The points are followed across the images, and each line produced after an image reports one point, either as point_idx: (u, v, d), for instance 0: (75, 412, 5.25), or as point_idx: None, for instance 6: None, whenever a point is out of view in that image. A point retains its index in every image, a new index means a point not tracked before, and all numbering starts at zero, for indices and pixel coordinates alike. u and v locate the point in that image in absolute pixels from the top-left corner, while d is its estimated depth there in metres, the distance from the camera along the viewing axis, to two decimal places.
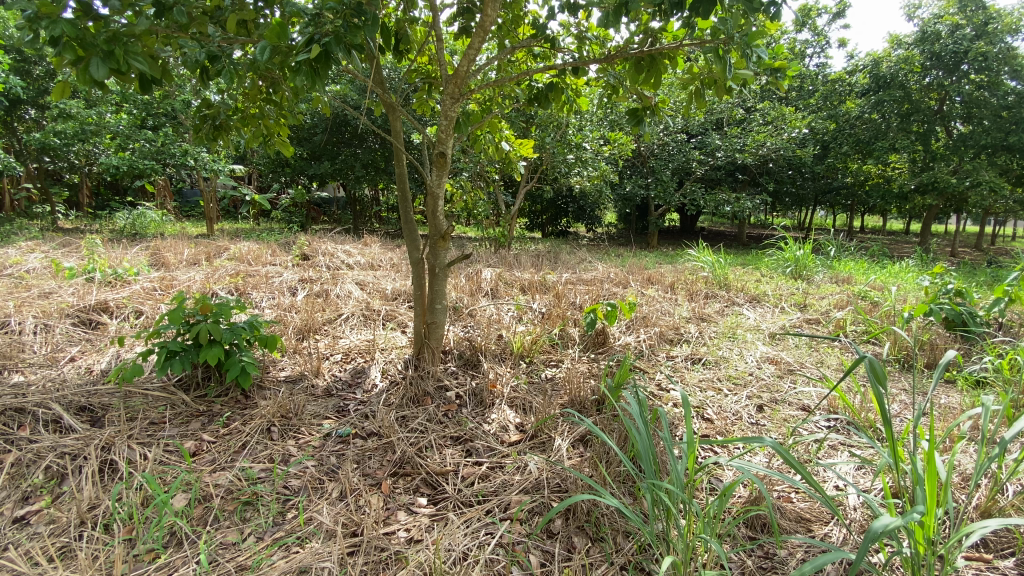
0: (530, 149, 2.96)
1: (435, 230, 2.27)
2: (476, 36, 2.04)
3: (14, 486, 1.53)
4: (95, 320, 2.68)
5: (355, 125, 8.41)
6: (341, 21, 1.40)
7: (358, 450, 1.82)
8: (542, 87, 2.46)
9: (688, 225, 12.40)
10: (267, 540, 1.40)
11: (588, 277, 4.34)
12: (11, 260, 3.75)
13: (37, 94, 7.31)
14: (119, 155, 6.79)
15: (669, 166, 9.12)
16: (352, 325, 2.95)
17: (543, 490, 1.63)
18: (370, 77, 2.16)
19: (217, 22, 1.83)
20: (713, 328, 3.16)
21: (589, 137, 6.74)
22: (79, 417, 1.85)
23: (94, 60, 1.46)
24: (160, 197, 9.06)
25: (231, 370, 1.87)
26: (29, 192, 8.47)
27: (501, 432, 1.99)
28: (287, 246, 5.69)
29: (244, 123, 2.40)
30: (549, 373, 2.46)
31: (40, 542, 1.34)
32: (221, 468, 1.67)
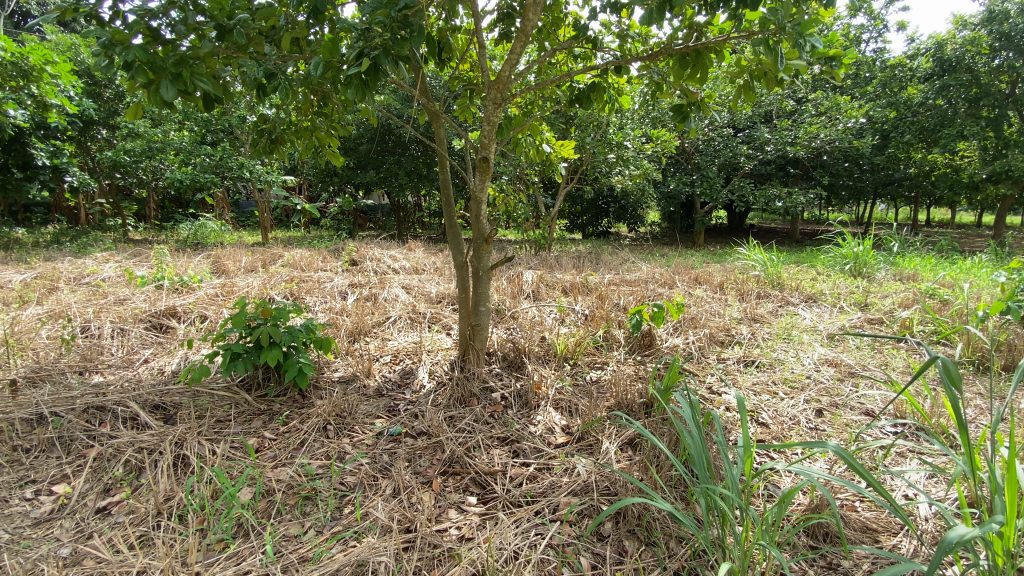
0: (571, 149, 2.95)
1: (479, 233, 2.29)
2: (517, 40, 2.05)
3: (99, 478, 1.66)
4: (165, 324, 2.87)
5: (399, 133, 8.62)
6: (389, 34, 1.45)
7: (409, 449, 1.86)
8: (584, 88, 2.45)
9: (736, 223, 11.97)
10: (326, 534, 1.46)
11: (632, 278, 4.27)
12: (90, 270, 4.07)
13: (110, 116, 7.92)
14: (182, 170, 7.22)
15: (715, 162, 8.86)
16: (399, 328, 3.03)
17: (592, 492, 1.62)
18: (415, 86, 2.22)
19: (272, 40, 1.93)
20: (766, 330, 3.05)
21: (630, 135, 6.63)
22: (153, 414, 1.99)
23: (164, 82, 1.58)
24: (219, 208, 9.61)
25: (289, 371, 1.97)
26: (103, 206, 9.16)
27: (548, 433, 1.99)
28: (336, 252, 5.90)
29: (298, 135, 2.51)
30: (594, 375, 2.44)
31: (122, 530, 1.45)
32: (282, 463, 1.76)
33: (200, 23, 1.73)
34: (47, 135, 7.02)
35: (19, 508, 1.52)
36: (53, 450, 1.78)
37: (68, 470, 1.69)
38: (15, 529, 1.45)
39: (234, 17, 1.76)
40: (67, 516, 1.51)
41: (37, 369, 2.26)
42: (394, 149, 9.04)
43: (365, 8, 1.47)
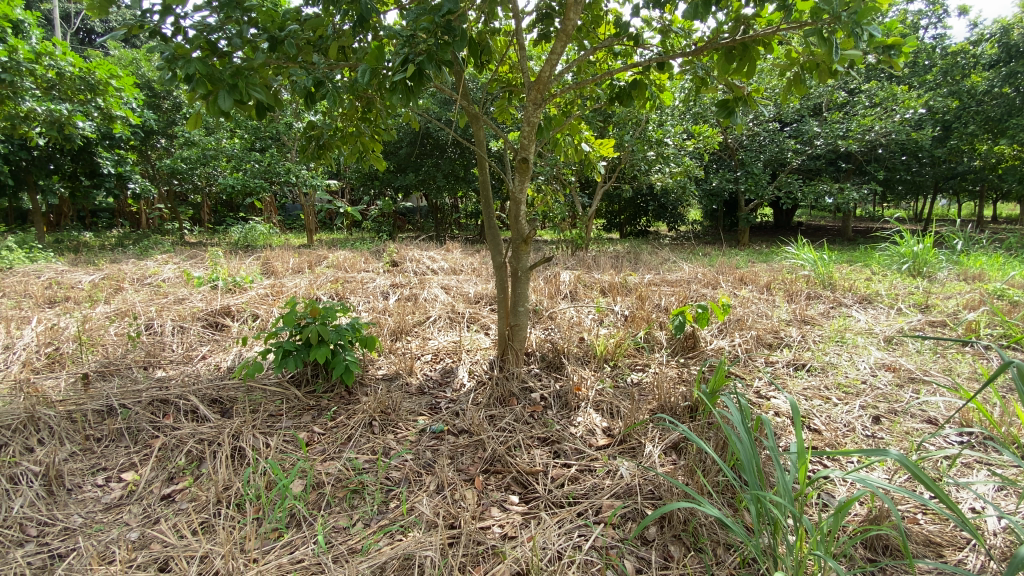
0: (610, 148, 2.92)
1: (518, 234, 2.29)
2: (558, 40, 2.05)
3: (163, 467, 1.76)
4: (221, 322, 3.03)
5: (437, 136, 8.76)
6: (433, 40, 1.48)
7: (451, 446, 1.90)
8: (625, 86, 2.42)
9: (782, 221, 11.50)
10: (374, 527, 1.50)
11: (674, 278, 4.18)
12: (152, 271, 4.33)
13: (168, 126, 8.39)
14: (234, 176, 7.57)
15: (761, 158, 8.56)
16: (439, 327, 3.09)
17: (636, 496, 1.60)
18: (455, 90, 2.25)
19: (320, 49, 2.01)
20: (817, 332, 2.92)
21: (670, 132, 6.49)
22: (212, 408, 2.10)
23: (222, 93, 1.66)
24: (267, 212, 10.03)
25: (336, 368, 2.04)
26: (162, 211, 9.72)
27: (589, 435, 1.97)
28: (377, 253, 6.05)
29: (343, 141, 2.60)
30: (635, 377, 2.41)
31: (186, 517, 1.53)
32: (330, 457, 1.82)
33: (253, 36, 1.81)
34: (112, 145, 7.51)
35: (93, 494, 1.64)
36: (122, 439, 1.90)
37: (136, 458, 1.80)
38: (90, 513, 1.56)
39: (284, 31, 1.84)
40: (135, 502, 1.61)
41: (107, 364, 2.42)
42: (432, 152, 9.18)
43: (408, 16, 1.51)
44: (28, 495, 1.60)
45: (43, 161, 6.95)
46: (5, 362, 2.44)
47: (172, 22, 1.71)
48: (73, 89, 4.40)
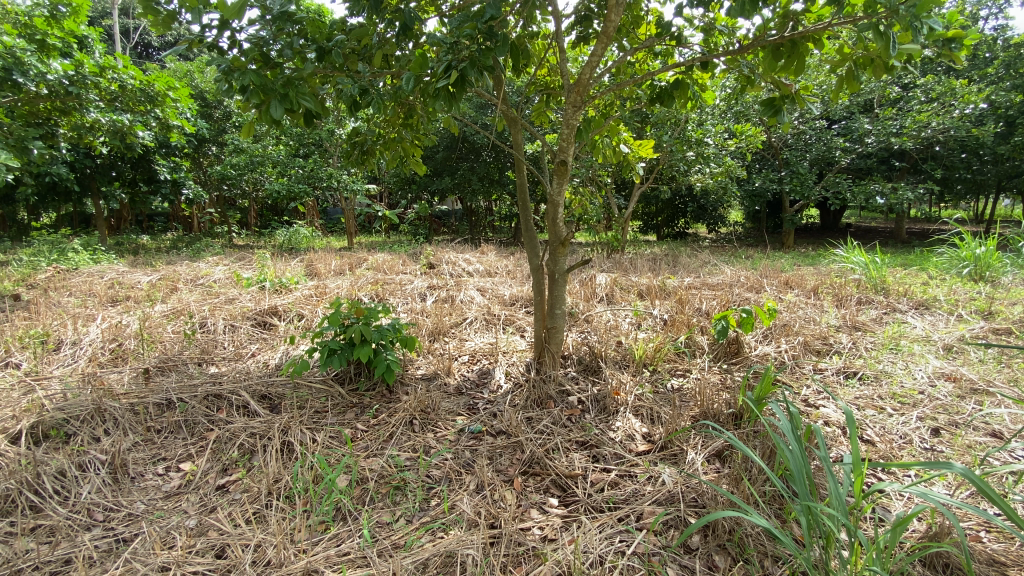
0: (650, 149, 2.88)
1: (555, 237, 2.29)
2: (599, 41, 2.03)
3: (218, 458, 1.85)
4: (269, 321, 3.15)
5: (473, 139, 8.85)
6: (476, 46, 1.50)
7: (489, 447, 1.91)
8: (666, 86, 2.37)
9: (829, 222, 11.06)
10: (416, 524, 1.53)
11: (714, 281, 4.07)
12: (204, 272, 4.55)
13: (219, 134, 8.82)
14: (279, 181, 7.88)
15: (807, 157, 8.24)
16: (476, 329, 3.12)
17: (678, 503, 1.57)
18: (495, 95, 2.28)
19: (365, 57, 2.07)
20: (869, 339, 2.79)
21: (710, 132, 6.34)
22: (261, 403, 2.19)
23: (274, 102, 1.74)
24: (310, 215, 10.38)
25: (378, 367, 2.10)
26: (212, 215, 10.20)
27: (628, 441, 1.95)
28: (415, 255, 6.16)
29: (386, 147, 2.67)
30: (675, 383, 2.36)
31: (239, 507, 1.60)
32: (373, 454, 1.87)
33: (303, 47, 1.89)
34: (168, 153, 7.93)
35: (153, 482, 1.74)
36: (180, 431, 2.01)
37: (193, 450, 1.90)
38: (151, 500, 1.65)
39: (332, 41, 1.91)
40: (193, 491, 1.69)
41: (165, 359, 2.56)
42: (467, 155, 9.28)
43: (452, 23, 1.55)
44: (95, 482, 1.71)
45: (106, 168, 7.43)
46: (75, 356, 2.62)
47: (228, 36, 1.80)
48: (135, 100, 4.68)
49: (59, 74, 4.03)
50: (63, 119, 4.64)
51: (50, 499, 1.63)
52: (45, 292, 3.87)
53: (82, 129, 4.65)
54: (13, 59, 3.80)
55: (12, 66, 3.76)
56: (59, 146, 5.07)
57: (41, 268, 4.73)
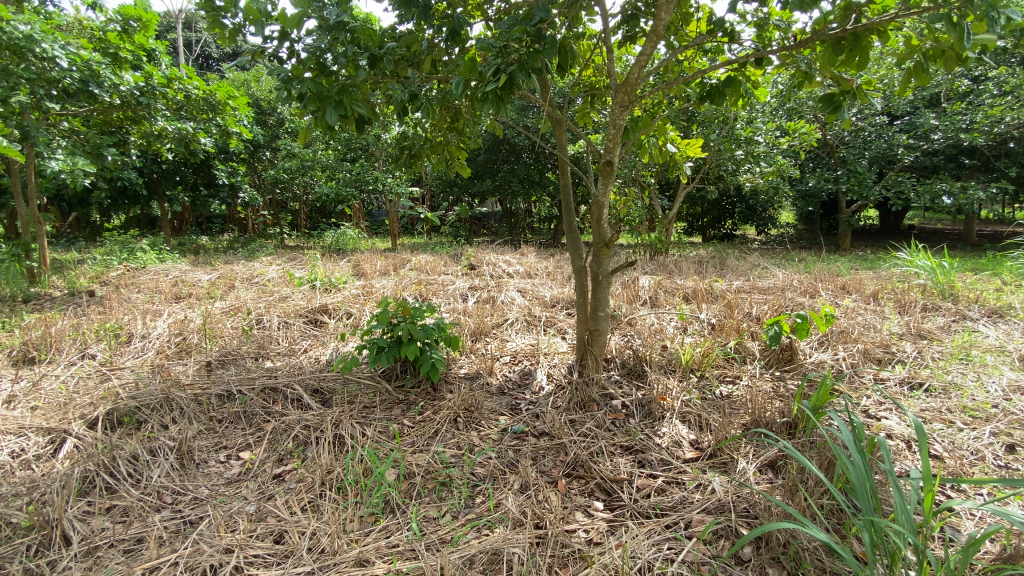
0: (698, 148, 2.81)
1: (600, 238, 2.27)
2: (647, 40, 2.01)
3: (274, 448, 1.94)
4: (320, 319, 3.28)
5: (515, 142, 8.90)
6: (525, 49, 1.52)
7: (532, 447, 1.92)
8: (716, 84, 2.30)
9: (890, 223, 10.46)
10: (461, 520, 1.56)
11: (765, 285, 3.92)
12: (259, 272, 4.78)
13: (273, 140, 9.22)
14: (329, 184, 8.18)
15: (865, 155, 7.82)
16: (517, 329, 3.14)
17: (729, 513, 1.53)
18: (541, 97, 2.28)
19: (414, 63, 2.13)
20: (937, 348, 2.62)
21: (761, 129, 6.12)
22: (314, 397, 2.29)
23: (330, 108, 1.82)
24: (356, 218, 10.71)
25: (424, 365, 2.16)
26: (266, 218, 10.69)
27: (675, 447, 1.91)
28: (457, 257, 6.24)
29: (433, 150, 2.72)
30: (724, 390, 2.29)
31: (295, 496, 1.68)
32: (420, 449, 1.91)
33: (356, 54, 1.96)
34: (227, 159, 8.37)
35: (216, 469, 1.84)
36: (240, 422, 2.12)
37: (252, 439, 2.00)
38: (214, 485, 1.76)
39: (383, 48, 1.97)
40: (252, 478, 1.78)
41: (225, 353, 2.71)
42: (508, 157, 9.32)
43: (501, 27, 1.58)
44: (165, 466, 1.82)
45: (171, 173, 7.92)
46: (144, 348, 2.82)
47: (287, 47, 1.90)
48: (198, 109, 4.94)
49: (130, 86, 4.33)
50: (133, 127, 4.97)
51: (124, 481, 1.75)
52: (117, 288, 4.17)
53: (151, 136, 4.97)
54: (90, 72, 4.07)
55: (88, 79, 4.05)
56: (131, 153, 5.44)
57: (113, 266, 5.09)
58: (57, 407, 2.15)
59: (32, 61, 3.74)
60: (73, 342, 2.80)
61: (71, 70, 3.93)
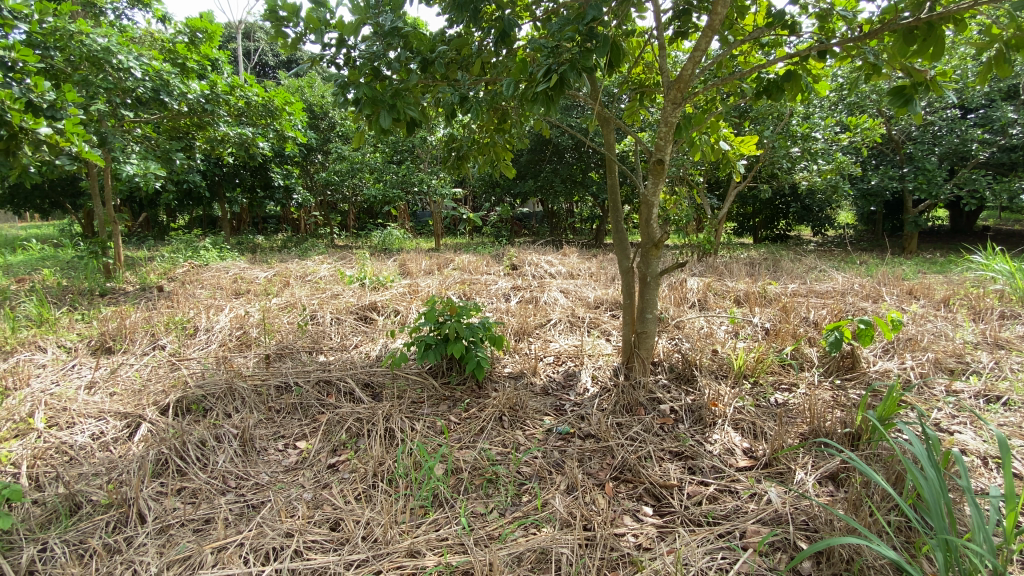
0: (753, 145, 2.72)
1: (648, 238, 2.23)
2: (702, 36, 1.96)
3: (329, 439, 2.02)
4: (369, 316, 3.39)
5: (558, 142, 8.86)
6: (577, 48, 1.52)
7: (578, 449, 1.91)
8: (774, 79, 2.21)
9: (962, 225, 9.74)
10: (509, 517, 1.57)
11: (823, 289, 3.74)
12: (312, 270, 4.98)
13: (325, 143, 9.57)
14: (376, 186, 8.42)
15: (935, 151, 7.30)
16: (560, 330, 3.12)
17: (786, 525, 1.47)
18: (590, 95, 2.27)
19: (464, 66, 2.17)
20: (1018, 359, 2.41)
21: (819, 125, 5.82)
22: (365, 391, 2.37)
23: (383, 112, 1.88)
24: (401, 218, 10.97)
25: (469, 363, 2.19)
26: (317, 218, 11.11)
27: (727, 455, 1.85)
28: (499, 257, 6.28)
29: (480, 151, 2.75)
30: (779, 398, 2.20)
31: (349, 485, 1.74)
32: (467, 446, 1.94)
33: (409, 59, 2.01)
34: (282, 162, 8.77)
35: (275, 456, 1.94)
36: (296, 412, 2.22)
37: (308, 429, 2.10)
38: (274, 472, 1.85)
39: (435, 52, 2.01)
40: (308, 467, 1.86)
41: (282, 347, 2.84)
42: (552, 157, 9.29)
43: (553, 28, 1.59)
44: (229, 452, 1.93)
45: (231, 176, 8.36)
46: (208, 340, 2.99)
47: (343, 53, 1.97)
48: (258, 115, 5.20)
49: (197, 94, 4.58)
50: (198, 133, 5.28)
51: (193, 465, 1.87)
52: (183, 284, 4.45)
53: (215, 141, 5.27)
54: (161, 82, 4.36)
55: (159, 88, 4.32)
56: (196, 158, 5.79)
57: (179, 263, 5.43)
58: (133, 393, 2.32)
59: (109, 72, 4.02)
60: (145, 334, 3.01)
61: (145, 80, 4.22)
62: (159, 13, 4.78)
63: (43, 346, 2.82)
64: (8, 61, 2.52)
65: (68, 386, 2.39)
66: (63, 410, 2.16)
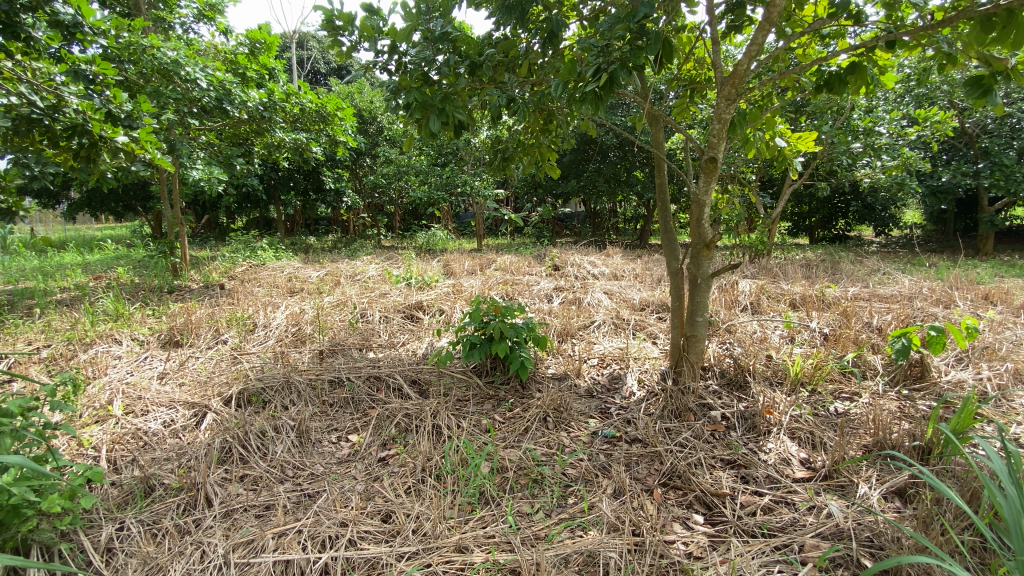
0: (811, 141, 2.60)
1: (699, 239, 2.17)
2: (759, 29, 1.89)
3: (379, 434, 2.09)
4: (415, 315, 3.47)
5: (602, 141, 8.77)
6: (627, 47, 1.50)
7: (625, 453, 1.89)
8: (836, 72, 2.10)
9: None
10: (555, 518, 1.57)
11: (887, 292, 3.53)
12: (361, 270, 5.16)
13: (373, 146, 9.86)
14: (422, 188, 8.60)
15: (1015, 145, 6.74)
16: (604, 332, 3.09)
17: (848, 541, 1.40)
18: (639, 93, 2.23)
19: (512, 68, 2.19)
20: None
21: (884, 119, 5.49)
22: (412, 388, 2.43)
23: (433, 116, 1.93)
24: (445, 219, 11.16)
25: (513, 363, 2.20)
26: (365, 219, 11.47)
27: (783, 465, 1.78)
28: (542, 258, 6.29)
29: (525, 152, 2.76)
30: (839, 407, 2.10)
31: (399, 479, 1.79)
32: (512, 445, 1.96)
33: (457, 63, 2.05)
34: (333, 165, 9.10)
35: (329, 448, 2.02)
36: (348, 407, 2.30)
37: (359, 423, 2.17)
38: (328, 463, 1.92)
39: (483, 56, 2.04)
40: (360, 460, 1.93)
41: (335, 344, 2.95)
42: (596, 157, 9.21)
43: (604, 27, 1.58)
44: (286, 443, 2.03)
45: (286, 179, 8.76)
46: (267, 336, 3.15)
47: (395, 60, 2.03)
48: (312, 121, 5.39)
49: (256, 102, 4.82)
50: (256, 139, 5.56)
51: (254, 453, 1.97)
52: (242, 283, 4.70)
53: (272, 147, 5.55)
54: (224, 90, 4.58)
55: (222, 97, 4.54)
56: (255, 162, 6.10)
57: (239, 263, 5.74)
58: (199, 385, 2.47)
59: (177, 83, 4.30)
60: (209, 329, 3.20)
61: (209, 90, 4.45)
62: (222, 26, 5.06)
63: (119, 339, 3.05)
64: (91, 75, 2.72)
65: (142, 376, 2.58)
66: (138, 399, 2.33)
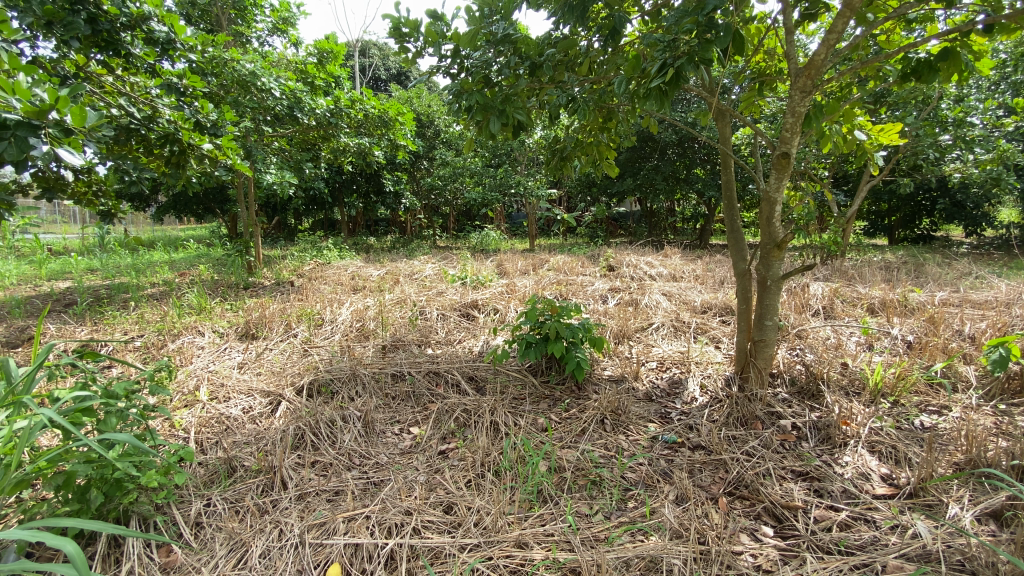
0: (894, 134, 2.41)
1: (769, 238, 2.07)
2: (838, 17, 1.78)
3: (439, 427, 2.15)
4: (471, 314, 3.53)
5: (660, 139, 8.54)
6: (695, 40, 1.46)
7: (687, 460, 1.84)
8: (925, 59, 1.94)
9: None
10: (615, 521, 1.56)
11: (981, 298, 3.21)
12: (419, 269, 5.31)
13: (431, 149, 10.11)
14: (477, 189, 8.73)
15: None
16: (663, 334, 3.02)
17: (937, 564, 1.29)
18: (703, 88, 2.16)
19: (572, 66, 2.18)
20: None
21: (977, 108, 5.01)
22: (470, 384, 2.48)
23: (494, 117, 1.96)
24: (500, 220, 11.27)
25: (569, 363, 2.19)
26: (422, 220, 11.79)
27: (861, 479, 1.67)
28: (595, 258, 6.23)
29: (583, 151, 2.74)
30: (925, 420, 1.93)
31: (459, 472, 1.84)
32: (570, 445, 1.96)
33: (518, 64, 2.07)
34: (393, 168, 9.42)
35: (392, 439, 2.10)
36: (409, 400, 2.39)
37: (420, 417, 2.25)
38: (392, 454, 2.00)
39: (543, 56, 2.05)
40: (421, 452, 2.00)
41: (396, 340, 3.06)
42: (653, 156, 8.98)
43: (670, 21, 1.54)
44: (353, 432, 2.13)
45: (349, 182, 9.16)
46: (333, 331, 3.32)
47: (458, 63, 2.08)
48: (374, 126, 5.57)
49: (324, 108, 5.07)
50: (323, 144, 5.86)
51: (324, 441, 2.08)
52: (310, 280, 4.98)
53: (337, 151, 5.82)
54: (295, 99, 4.88)
55: (293, 105, 4.84)
56: (322, 166, 6.42)
57: (306, 261, 6.07)
58: (274, 374, 2.65)
59: (254, 92, 4.61)
60: (280, 323, 3.40)
61: (282, 98, 4.74)
62: (294, 38, 5.38)
63: (202, 331, 3.31)
64: (182, 88, 2.94)
65: (224, 365, 2.79)
66: (220, 386, 2.52)
